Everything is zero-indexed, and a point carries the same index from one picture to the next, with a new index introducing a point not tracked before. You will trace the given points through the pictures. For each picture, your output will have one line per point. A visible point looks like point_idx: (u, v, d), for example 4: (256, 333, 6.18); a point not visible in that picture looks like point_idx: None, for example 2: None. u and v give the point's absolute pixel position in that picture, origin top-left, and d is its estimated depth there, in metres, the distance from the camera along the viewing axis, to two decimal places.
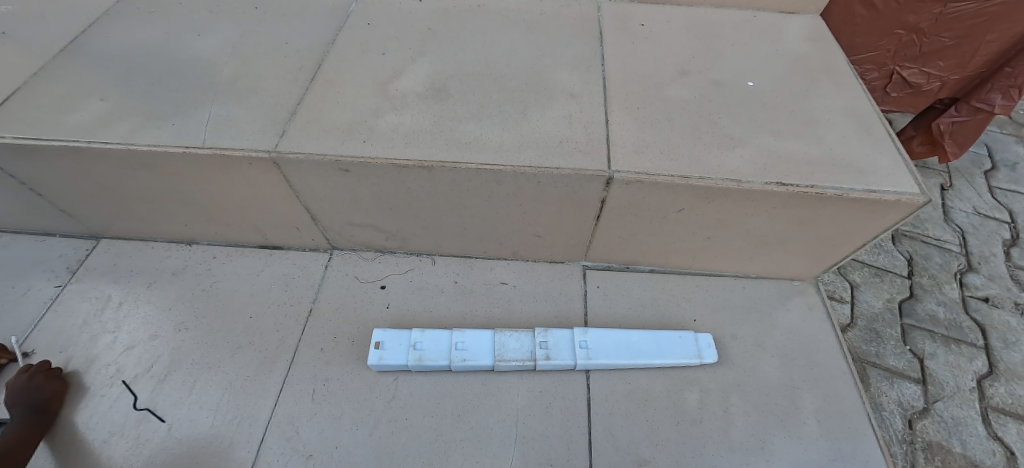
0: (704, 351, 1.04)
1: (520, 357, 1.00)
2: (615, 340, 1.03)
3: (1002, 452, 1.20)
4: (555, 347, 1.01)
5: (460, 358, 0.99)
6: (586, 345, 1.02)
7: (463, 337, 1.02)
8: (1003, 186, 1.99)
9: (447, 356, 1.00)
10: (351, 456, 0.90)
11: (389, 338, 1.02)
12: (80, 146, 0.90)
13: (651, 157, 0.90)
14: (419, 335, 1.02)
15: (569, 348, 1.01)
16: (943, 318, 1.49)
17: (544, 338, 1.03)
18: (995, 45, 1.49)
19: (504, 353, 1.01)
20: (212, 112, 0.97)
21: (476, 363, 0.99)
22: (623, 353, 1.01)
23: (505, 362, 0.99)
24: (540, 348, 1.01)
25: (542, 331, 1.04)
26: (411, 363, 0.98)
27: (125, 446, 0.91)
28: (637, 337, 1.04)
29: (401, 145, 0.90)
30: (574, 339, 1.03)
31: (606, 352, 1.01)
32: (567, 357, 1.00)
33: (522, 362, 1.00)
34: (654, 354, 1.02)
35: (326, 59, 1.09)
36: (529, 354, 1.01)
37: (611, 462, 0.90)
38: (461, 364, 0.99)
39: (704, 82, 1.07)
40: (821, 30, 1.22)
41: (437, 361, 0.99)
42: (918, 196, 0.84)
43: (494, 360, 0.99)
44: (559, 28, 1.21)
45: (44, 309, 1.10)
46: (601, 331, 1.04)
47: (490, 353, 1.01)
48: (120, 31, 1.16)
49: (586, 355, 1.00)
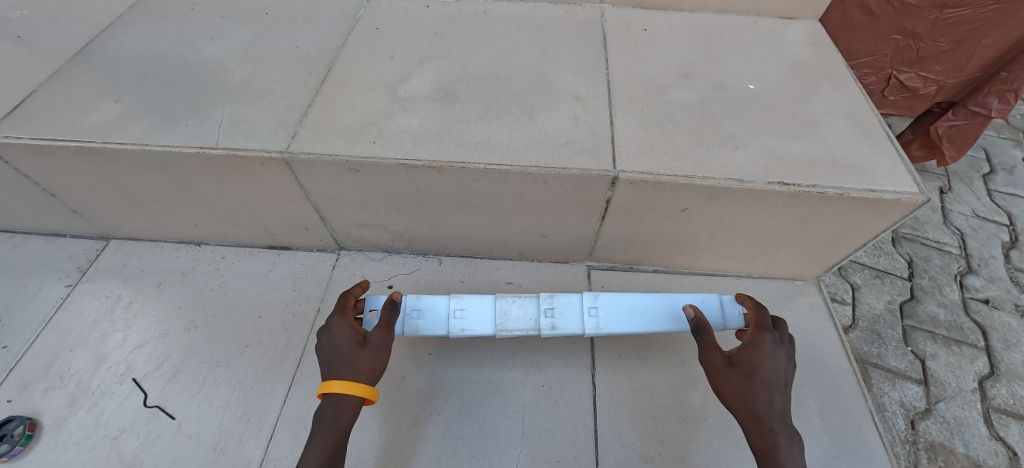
0: (727, 317, 0.97)
1: (523, 327, 0.96)
2: (629, 306, 0.97)
3: (1004, 452, 1.22)
4: (562, 315, 0.96)
5: (459, 329, 0.95)
6: (595, 313, 0.96)
7: (463, 305, 0.97)
8: (1002, 189, 2.01)
9: (443, 325, 0.95)
10: (360, 452, 0.91)
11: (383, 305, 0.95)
12: (95, 146, 0.92)
13: (655, 158, 0.91)
14: (416, 301, 0.96)
15: (578, 317, 0.96)
16: (945, 320, 1.50)
17: (549, 305, 0.97)
18: (991, 50, 1.51)
19: (506, 322, 0.96)
20: (226, 113, 0.99)
21: (476, 333, 0.95)
22: (636, 322, 0.95)
23: (507, 332, 0.95)
24: (545, 316, 0.96)
25: (548, 298, 0.98)
26: (408, 333, 0.93)
27: (136, 443, 0.92)
28: (653, 303, 0.98)
29: (411, 146, 0.93)
30: (584, 306, 0.97)
31: (618, 320, 0.95)
32: (574, 326, 0.95)
33: (525, 332, 0.95)
34: (672, 325, 0.96)
35: (337, 63, 1.11)
36: (532, 323, 0.96)
37: (618, 458, 0.91)
38: (460, 334, 0.94)
39: (706, 85, 1.09)
40: (820, 35, 1.25)
41: (435, 331, 0.94)
42: (917, 195, 0.86)
43: (496, 330, 0.95)
44: (564, 33, 1.24)
45: (55, 308, 1.12)
46: (613, 296, 0.98)
47: (491, 322, 0.96)
48: (132, 36, 1.18)
49: (596, 324, 0.95)
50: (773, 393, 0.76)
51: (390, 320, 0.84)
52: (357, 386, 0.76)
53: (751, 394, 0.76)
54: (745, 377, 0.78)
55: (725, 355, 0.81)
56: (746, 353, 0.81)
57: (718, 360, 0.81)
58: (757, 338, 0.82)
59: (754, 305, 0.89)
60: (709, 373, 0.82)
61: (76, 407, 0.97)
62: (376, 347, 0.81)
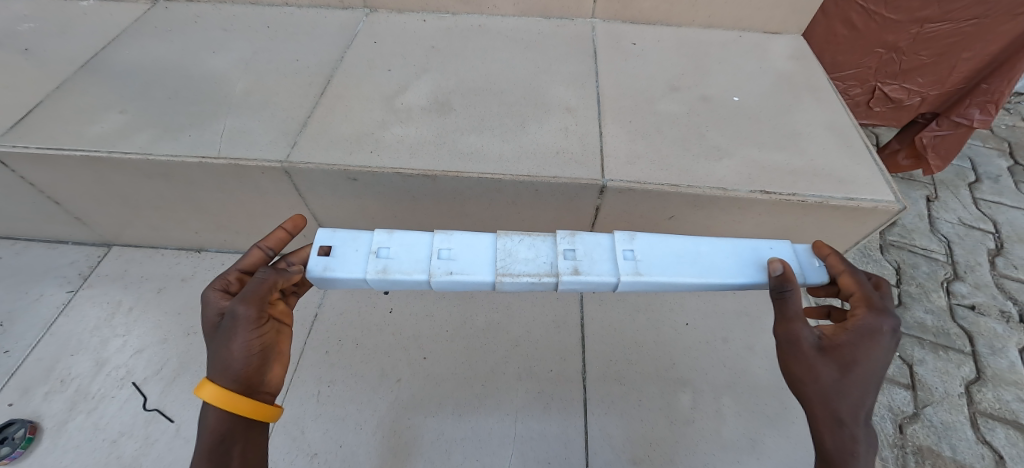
0: (805, 267, 0.72)
1: (534, 272, 0.69)
2: (675, 251, 0.72)
3: (990, 455, 1.25)
4: (587, 259, 0.71)
5: (443, 271, 0.68)
6: (632, 257, 0.71)
7: (450, 244, 0.71)
8: (987, 197, 2.06)
9: (424, 267, 0.69)
10: (356, 455, 0.93)
11: (341, 244, 0.70)
12: (100, 156, 0.95)
13: (642, 168, 0.95)
14: (386, 239, 0.71)
15: (609, 261, 0.71)
16: (932, 326, 1.54)
17: (570, 247, 0.72)
18: (971, 63, 1.57)
19: (511, 265, 0.69)
20: (227, 124, 1.02)
21: (468, 277, 0.68)
22: (687, 269, 0.70)
23: (512, 278, 0.68)
24: (564, 260, 0.70)
25: (568, 238, 0.73)
26: (372, 275, 0.67)
27: (135, 446, 0.94)
28: (707, 248, 0.73)
29: (407, 155, 0.96)
30: (616, 249, 0.72)
31: (662, 266, 0.70)
32: (605, 271, 0.69)
33: (537, 278, 0.68)
34: (740, 274, 0.70)
35: (336, 75, 1.15)
36: (547, 269, 0.69)
37: (608, 460, 0.93)
38: (445, 277, 0.67)
39: (692, 97, 1.13)
40: (803, 49, 1.29)
41: (411, 274, 0.68)
42: (894, 203, 0.89)
43: (496, 274, 0.68)
44: (556, 46, 1.28)
45: (56, 314, 1.14)
46: (653, 239, 0.74)
47: (490, 265, 0.69)
48: (137, 48, 1.22)
49: (634, 270, 0.69)
50: (860, 393, 0.62)
51: (250, 287, 0.62)
52: (219, 398, 0.59)
53: (837, 392, 0.61)
54: (837, 370, 0.62)
55: (816, 341, 0.63)
56: (847, 341, 0.62)
57: (807, 343, 0.63)
58: (871, 324, 0.62)
59: (845, 265, 0.69)
60: (788, 354, 0.64)
61: (76, 411, 0.98)
62: (231, 327, 0.61)
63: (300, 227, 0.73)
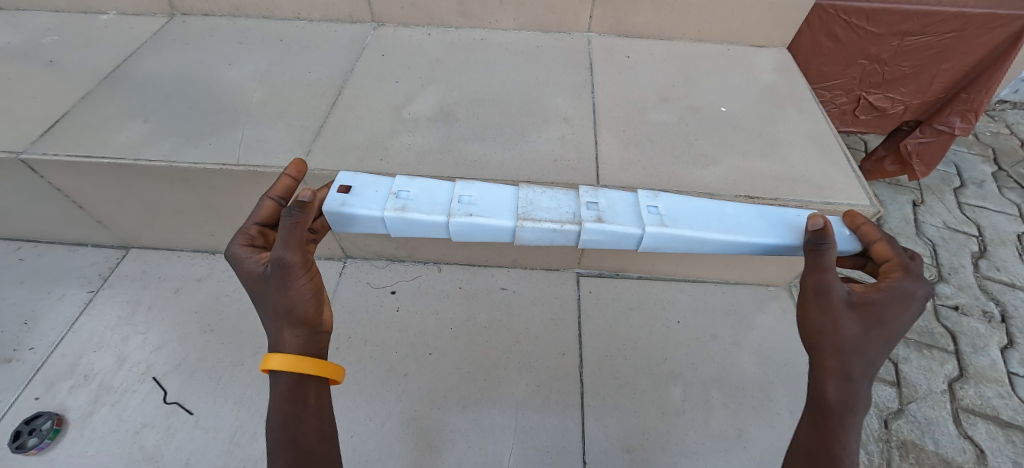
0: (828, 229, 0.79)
1: (551, 219, 0.78)
2: (696, 208, 0.83)
3: (971, 449, 1.30)
4: (611, 212, 0.81)
5: (463, 212, 0.77)
6: (656, 211, 0.81)
7: (474, 195, 0.81)
8: (971, 202, 2.13)
9: (447, 211, 0.78)
10: (365, 444, 0.99)
11: (374, 189, 0.80)
12: (127, 163, 1.01)
13: (635, 174, 1.01)
14: (415, 189, 0.82)
15: (634, 215, 0.80)
16: (916, 326, 1.60)
17: (593, 201, 0.82)
18: (950, 74, 1.67)
19: (530, 212, 0.79)
20: (245, 133, 1.09)
21: (488, 220, 0.77)
22: (705, 223, 0.79)
23: (530, 221, 0.77)
24: (587, 209, 0.80)
25: (592, 194, 0.84)
26: (398, 211, 0.76)
27: (157, 436, 0.99)
28: (732, 209, 0.83)
29: (414, 162, 1.02)
30: (640, 205, 0.82)
31: (684, 219, 0.80)
32: (629, 222, 0.79)
33: (554, 223, 0.78)
34: (760, 231, 0.79)
35: (346, 86, 1.22)
36: (565, 216, 0.79)
37: (603, 449, 0.99)
38: (467, 218, 0.77)
39: (682, 107, 1.20)
40: (788, 62, 1.37)
41: (434, 215, 0.77)
42: (869, 207, 0.95)
43: (516, 218, 0.77)
44: (554, 59, 1.35)
45: (79, 313, 1.20)
46: (675, 199, 0.84)
47: (511, 211, 0.79)
48: (157, 61, 1.29)
49: (658, 221, 0.79)
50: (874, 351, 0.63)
51: (283, 234, 0.62)
52: (287, 355, 0.64)
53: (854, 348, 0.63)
54: (860, 325, 0.63)
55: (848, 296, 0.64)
56: (879, 299, 0.63)
57: (840, 294, 0.63)
58: (905, 288, 0.64)
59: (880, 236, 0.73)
60: (818, 303, 0.64)
61: (100, 404, 1.04)
62: (283, 276, 0.64)
63: (302, 172, 0.76)
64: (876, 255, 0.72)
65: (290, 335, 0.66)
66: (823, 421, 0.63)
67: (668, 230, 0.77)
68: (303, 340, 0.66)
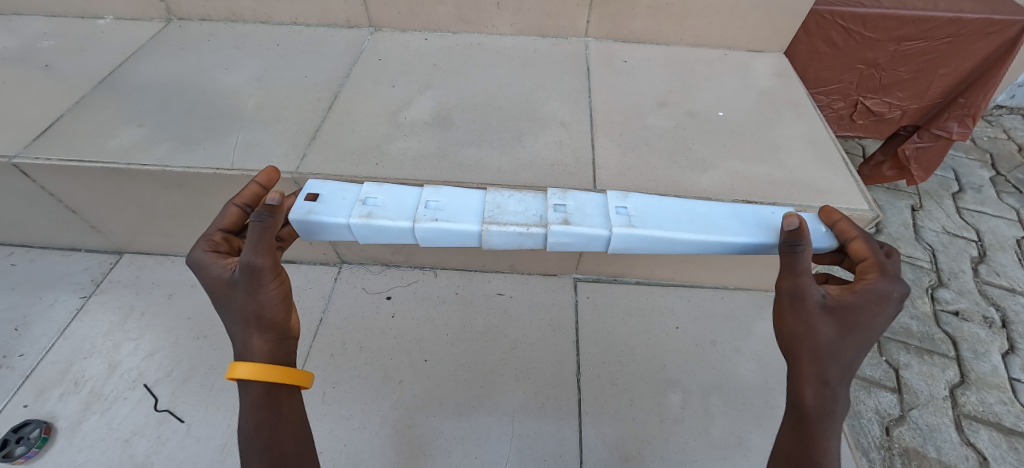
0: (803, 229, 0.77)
1: (518, 223, 0.78)
2: (666, 208, 0.82)
3: (974, 457, 1.29)
4: (578, 213, 0.80)
5: (429, 218, 0.76)
6: (625, 212, 0.80)
7: (439, 199, 0.81)
8: (969, 207, 2.12)
9: (412, 216, 0.77)
10: (360, 453, 0.97)
11: (333, 196, 0.79)
12: (120, 167, 1.01)
13: (632, 178, 1.01)
14: (377, 193, 0.81)
15: (602, 216, 0.80)
16: (917, 331, 1.59)
17: (559, 203, 0.82)
18: (948, 79, 1.67)
19: (497, 216, 0.78)
20: (240, 137, 1.08)
21: (455, 224, 0.76)
22: (676, 223, 0.78)
23: (497, 225, 0.77)
24: (554, 212, 0.80)
25: (557, 197, 0.83)
26: (360, 218, 0.75)
27: (147, 444, 0.97)
28: (702, 210, 0.82)
29: (410, 167, 1.02)
30: (610, 207, 0.81)
31: (652, 220, 0.78)
32: (596, 223, 0.78)
33: (519, 227, 0.77)
34: (730, 230, 0.77)
35: (343, 91, 1.21)
36: (530, 220, 0.78)
37: (601, 458, 0.97)
38: (432, 223, 0.76)
39: (680, 112, 1.19)
40: (785, 66, 1.37)
41: (399, 220, 0.76)
42: (867, 211, 0.94)
43: (482, 222, 0.77)
44: (552, 64, 1.35)
45: (71, 318, 1.18)
46: (645, 199, 0.84)
47: (477, 215, 0.79)
48: (154, 65, 1.28)
49: (627, 222, 0.77)
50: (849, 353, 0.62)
51: (252, 239, 0.62)
52: (253, 363, 0.63)
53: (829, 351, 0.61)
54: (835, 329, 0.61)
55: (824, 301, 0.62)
56: (854, 302, 0.61)
57: (814, 300, 0.61)
58: (883, 290, 0.61)
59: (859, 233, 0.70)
60: (793, 309, 0.62)
61: (90, 412, 1.02)
62: (250, 282, 0.62)
63: (273, 180, 0.75)
64: (852, 253, 0.69)
65: (257, 340, 0.65)
66: (798, 425, 0.63)
67: (636, 231, 0.76)
68: (270, 347, 0.66)
